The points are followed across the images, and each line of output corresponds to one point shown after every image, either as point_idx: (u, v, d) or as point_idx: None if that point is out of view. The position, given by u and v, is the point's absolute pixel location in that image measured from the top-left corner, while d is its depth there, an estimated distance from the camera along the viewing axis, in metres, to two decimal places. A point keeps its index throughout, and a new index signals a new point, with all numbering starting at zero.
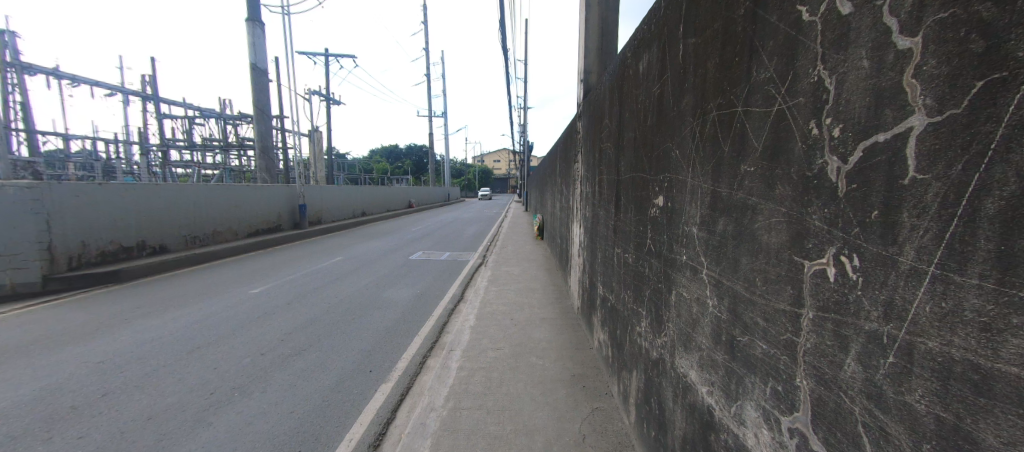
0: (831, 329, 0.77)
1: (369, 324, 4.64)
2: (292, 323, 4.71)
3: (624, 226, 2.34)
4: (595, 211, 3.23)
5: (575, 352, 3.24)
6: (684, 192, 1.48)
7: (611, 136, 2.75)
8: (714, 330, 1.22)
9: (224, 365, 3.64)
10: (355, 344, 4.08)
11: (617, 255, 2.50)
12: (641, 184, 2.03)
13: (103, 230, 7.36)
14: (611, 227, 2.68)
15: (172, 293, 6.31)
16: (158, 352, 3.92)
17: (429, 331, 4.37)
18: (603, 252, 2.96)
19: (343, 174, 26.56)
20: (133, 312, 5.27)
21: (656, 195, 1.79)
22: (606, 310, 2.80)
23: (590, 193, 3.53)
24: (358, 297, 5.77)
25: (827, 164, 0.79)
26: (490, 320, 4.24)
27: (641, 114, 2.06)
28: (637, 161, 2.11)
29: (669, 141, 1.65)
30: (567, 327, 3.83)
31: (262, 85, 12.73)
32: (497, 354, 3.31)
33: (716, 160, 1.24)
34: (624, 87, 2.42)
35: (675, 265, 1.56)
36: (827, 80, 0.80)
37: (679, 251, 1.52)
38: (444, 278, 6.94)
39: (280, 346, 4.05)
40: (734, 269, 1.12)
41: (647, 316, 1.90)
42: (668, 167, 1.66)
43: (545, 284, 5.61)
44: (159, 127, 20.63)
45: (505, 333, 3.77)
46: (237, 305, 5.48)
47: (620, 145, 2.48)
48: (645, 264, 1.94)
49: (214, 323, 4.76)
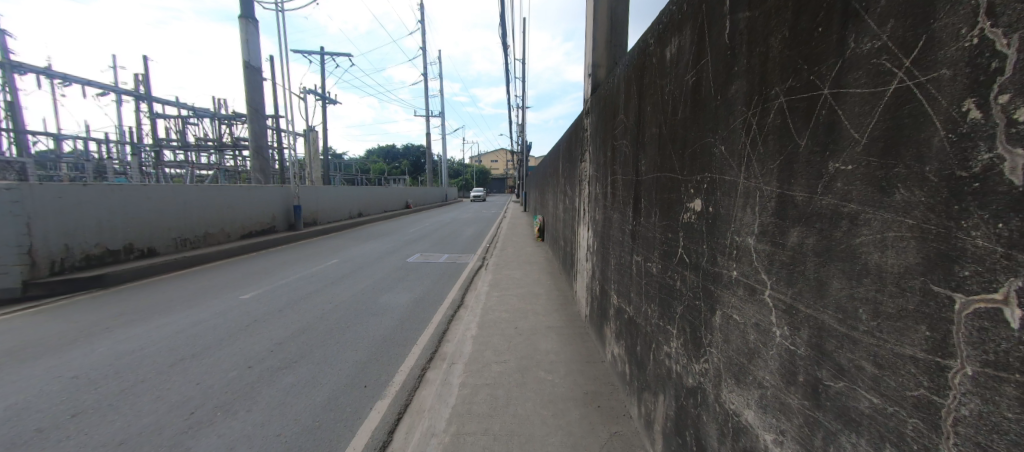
0: (1013, 395, 0.55)
1: (364, 333, 4.39)
2: (283, 332, 4.46)
3: (646, 232, 2.10)
4: (608, 214, 3.00)
5: (586, 366, 3.00)
6: (733, 195, 1.25)
7: (628, 132, 2.52)
8: (785, 367, 0.99)
9: (208, 380, 3.38)
10: (350, 355, 3.83)
11: (636, 263, 2.27)
12: (669, 185, 1.80)
13: (89, 232, 7.09)
14: (629, 232, 2.44)
15: (158, 299, 6.02)
16: (137, 365, 3.65)
17: (428, 340, 4.13)
18: (617, 258, 2.73)
19: (340, 175, 26.25)
20: (116, 321, 4.99)
21: (691, 198, 1.56)
22: (622, 323, 2.57)
23: (601, 194, 3.29)
24: (354, 303, 5.51)
25: (999, 160, 0.55)
26: (492, 328, 4.00)
27: (668, 106, 1.83)
28: (663, 159, 1.88)
29: (709, 135, 1.42)
30: (576, 337, 3.60)
31: (255, 84, 12.41)
32: (502, 368, 3.07)
33: (787, 157, 1.01)
34: (645, 78, 2.18)
35: (721, 280, 1.32)
36: (999, 41, 0.56)
37: (726, 264, 1.29)
38: (444, 282, 6.68)
39: (269, 358, 3.80)
40: (820, 294, 0.88)
41: (679, 335, 1.67)
42: (708, 166, 1.43)
43: (549, 289, 5.37)
44: (152, 127, 20.27)
45: (509, 344, 3.53)
46: (226, 312, 5.21)
47: (640, 142, 2.25)
48: (675, 276, 1.72)
49: (200, 332, 4.50)
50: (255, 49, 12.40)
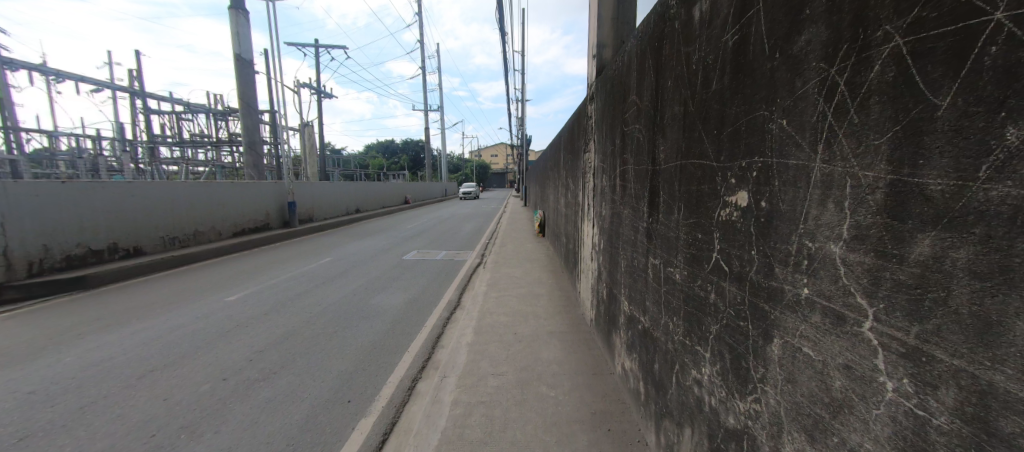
0: None
1: (352, 339, 4.09)
2: (266, 338, 4.16)
3: (666, 231, 1.78)
4: (617, 210, 2.66)
5: (593, 380, 2.69)
6: (802, 186, 0.93)
7: (641, 115, 2.19)
8: (903, 439, 0.68)
9: (177, 395, 3.09)
10: (334, 365, 3.53)
11: (653, 266, 1.95)
12: (699, 174, 1.47)
13: (69, 232, 6.77)
14: (643, 231, 2.11)
15: (137, 302, 5.69)
16: (103, 378, 3.36)
17: (420, 347, 3.82)
18: (627, 260, 2.42)
19: (338, 171, 25.90)
20: (89, 326, 4.69)
21: (732, 189, 1.24)
22: (635, 334, 2.25)
23: (608, 187, 2.95)
24: (344, 306, 5.20)
25: None
26: (489, 334, 3.69)
27: (696, 77, 1.50)
28: (689, 144, 1.56)
29: (762, 107, 1.09)
30: (580, 344, 3.29)
31: (246, 77, 12.02)
32: (499, 382, 2.76)
33: (910, 126, 0.68)
34: (665, 47, 1.84)
35: (781, 301, 1.00)
36: None
37: (791, 278, 0.96)
38: (440, 281, 6.38)
39: (246, 368, 3.49)
40: (985, 341, 0.57)
41: (712, 360, 1.35)
42: (760, 147, 1.10)
43: (550, 289, 5.06)
44: (148, 123, 19.99)
45: (508, 352, 3.22)
46: (207, 317, 4.90)
47: (658, 125, 1.91)
48: (707, 287, 1.40)
49: (176, 339, 4.20)
50: (246, 41, 11.99)
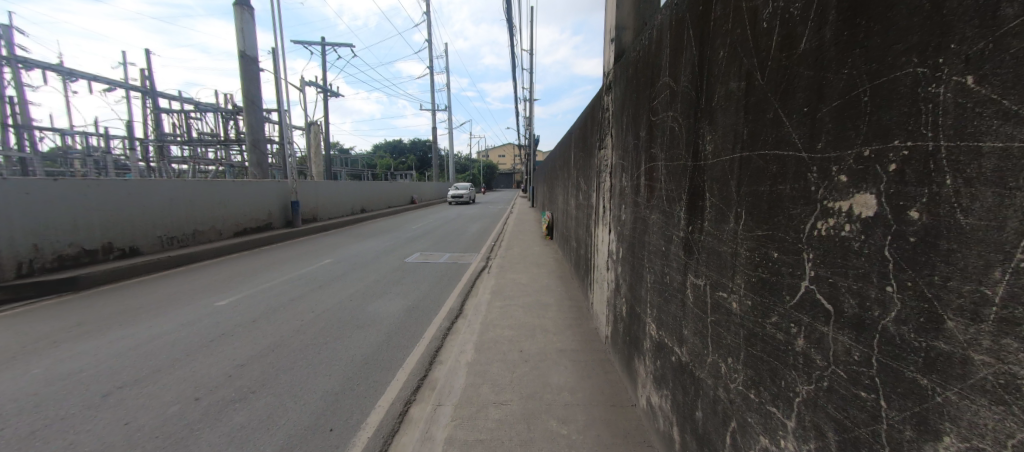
0: None
1: (343, 353, 3.75)
2: (249, 350, 3.83)
3: (715, 244, 1.39)
4: (642, 215, 2.27)
5: (611, 415, 2.29)
6: (1018, 186, 0.53)
7: (677, 99, 1.78)
8: None
9: (141, 418, 2.76)
10: (320, 384, 3.18)
11: (694, 286, 1.56)
12: (773, 168, 1.07)
13: (62, 231, 6.54)
14: (680, 242, 1.72)
15: (125, 305, 5.41)
16: (67, 395, 3.05)
17: (416, 364, 3.46)
18: (655, 275, 2.03)
19: (345, 171, 25.79)
20: (69, 333, 4.41)
21: (842, 190, 0.84)
22: (666, 365, 1.86)
23: (630, 187, 2.56)
24: (339, 314, 4.86)
25: None
26: (491, 351, 3.30)
27: (769, 37, 1.10)
28: (756, 129, 1.16)
29: (913, 61, 0.69)
30: (594, 367, 2.89)
31: (250, 74, 11.82)
32: (501, 413, 2.39)
33: None
34: (714, 9, 1.44)
35: (965, 379, 0.60)
36: None
37: (990, 345, 0.57)
38: (442, 286, 6.02)
39: (223, 386, 3.16)
40: None
41: (799, 433, 0.96)
42: (907, 126, 0.70)
43: (559, 298, 4.65)
44: (157, 122, 20.05)
45: (512, 374, 2.84)
46: (193, 324, 4.59)
47: (703, 108, 1.51)
48: (789, 329, 1.00)
49: (154, 349, 3.89)
50: (252, 39, 11.80)
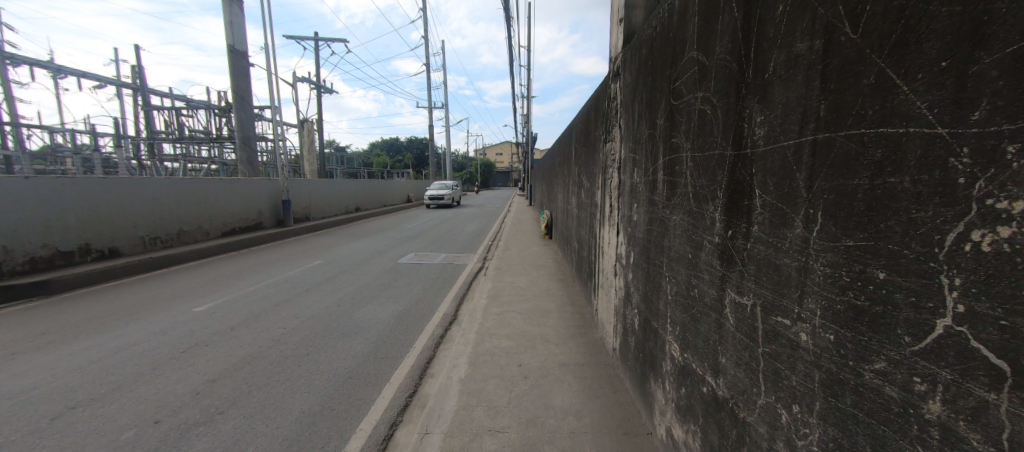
0: None
1: (326, 366, 3.43)
2: (222, 363, 3.50)
3: (771, 255, 1.09)
4: (660, 216, 1.96)
5: (625, 445, 1.99)
6: None
7: (710, 76, 1.47)
8: None
9: (91, 446, 2.43)
10: (297, 403, 2.87)
11: (736, 305, 1.26)
12: (879, 151, 0.76)
13: (33, 231, 6.15)
14: (714, 249, 1.42)
15: (96, 312, 5.04)
16: (9, 418, 2.71)
17: (404, 378, 3.15)
18: (678, 286, 1.73)
19: (340, 169, 25.37)
20: (28, 343, 4.05)
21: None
22: (694, 395, 1.56)
23: (644, 183, 2.25)
24: (325, 320, 4.53)
25: None
26: (487, 365, 2.99)
27: None
28: (842, 102, 0.86)
29: None
30: (602, 384, 2.59)
31: (240, 69, 11.43)
32: (498, 443, 2.08)
33: None
34: None
35: None
36: None
37: None
38: (436, 289, 5.70)
39: (188, 406, 2.84)
40: None
41: None
42: None
43: (561, 304, 4.35)
44: (148, 119, 19.56)
45: (510, 394, 2.54)
46: (165, 333, 4.23)
47: (751, 82, 1.20)
48: (908, 383, 0.70)
49: (119, 362, 3.56)
50: (241, 32, 11.38)
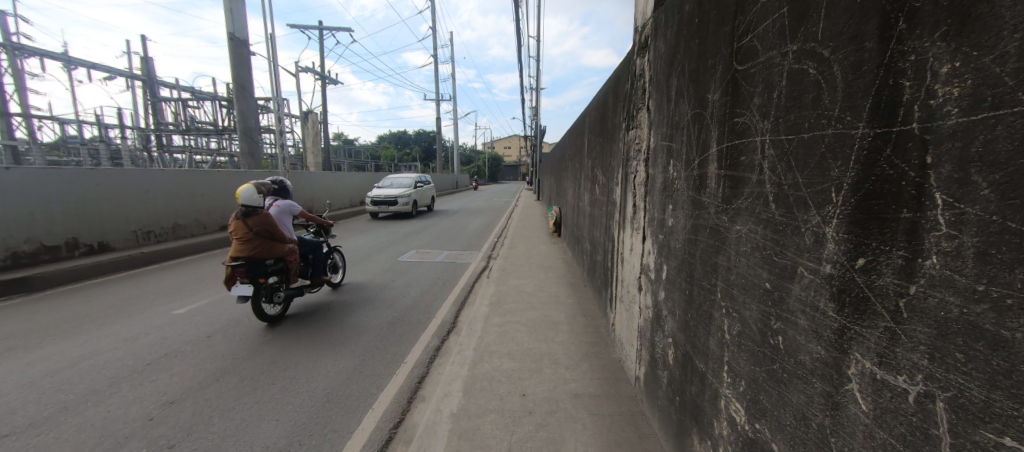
0: None
1: (303, 385, 3.00)
2: (189, 379, 3.10)
3: (985, 319, 0.58)
4: (713, 223, 1.46)
5: None
6: None
7: (818, 13, 0.95)
8: None
9: None
10: (261, 436, 2.43)
11: (878, 385, 0.77)
12: None
13: (13, 225, 5.76)
14: (824, 283, 0.91)
15: (68, 314, 4.65)
16: None
17: (389, 403, 2.70)
18: (745, 325, 1.23)
19: (348, 163, 24.97)
20: None
21: None
22: None
23: (685, 178, 1.74)
24: (312, 327, 4.13)
25: None
26: (484, 395, 2.52)
27: None
28: None
29: None
30: (623, 426, 2.11)
31: (240, 57, 10.98)
32: None
33: None
34: None
35: None
36: None
37: None
38: (435, 292, 5.26)
39: (135, 438, 2.42)
40: None
41: None
42: None
43: (572, 314, 3.88)
44: (154, 110, 19.22)
45: (511, 439, 2.06)
46: (135, 341, 3.83)
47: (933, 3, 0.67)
48: None
49: (75, 376, 3.15)
50: (241, 18, 10.91)
